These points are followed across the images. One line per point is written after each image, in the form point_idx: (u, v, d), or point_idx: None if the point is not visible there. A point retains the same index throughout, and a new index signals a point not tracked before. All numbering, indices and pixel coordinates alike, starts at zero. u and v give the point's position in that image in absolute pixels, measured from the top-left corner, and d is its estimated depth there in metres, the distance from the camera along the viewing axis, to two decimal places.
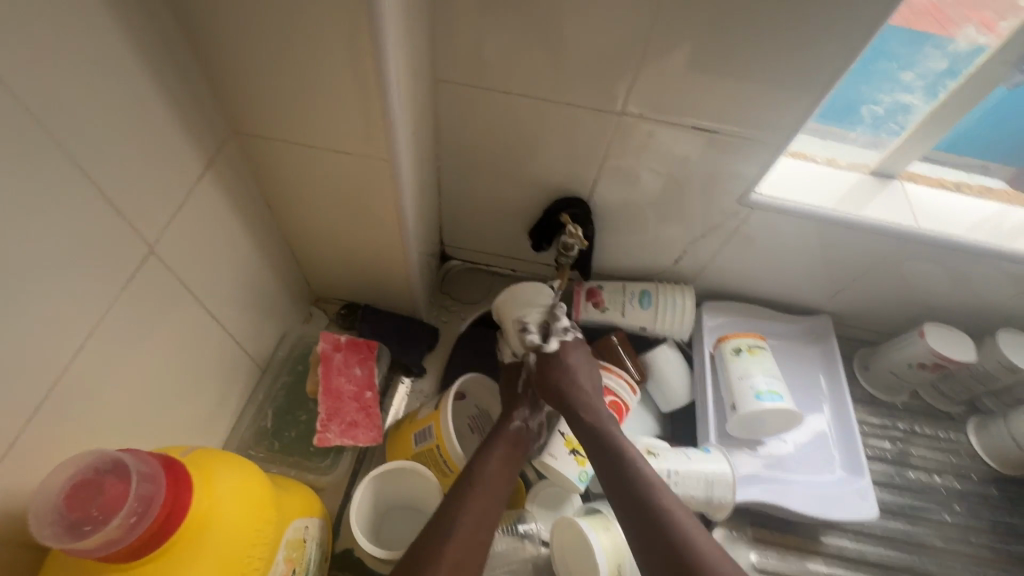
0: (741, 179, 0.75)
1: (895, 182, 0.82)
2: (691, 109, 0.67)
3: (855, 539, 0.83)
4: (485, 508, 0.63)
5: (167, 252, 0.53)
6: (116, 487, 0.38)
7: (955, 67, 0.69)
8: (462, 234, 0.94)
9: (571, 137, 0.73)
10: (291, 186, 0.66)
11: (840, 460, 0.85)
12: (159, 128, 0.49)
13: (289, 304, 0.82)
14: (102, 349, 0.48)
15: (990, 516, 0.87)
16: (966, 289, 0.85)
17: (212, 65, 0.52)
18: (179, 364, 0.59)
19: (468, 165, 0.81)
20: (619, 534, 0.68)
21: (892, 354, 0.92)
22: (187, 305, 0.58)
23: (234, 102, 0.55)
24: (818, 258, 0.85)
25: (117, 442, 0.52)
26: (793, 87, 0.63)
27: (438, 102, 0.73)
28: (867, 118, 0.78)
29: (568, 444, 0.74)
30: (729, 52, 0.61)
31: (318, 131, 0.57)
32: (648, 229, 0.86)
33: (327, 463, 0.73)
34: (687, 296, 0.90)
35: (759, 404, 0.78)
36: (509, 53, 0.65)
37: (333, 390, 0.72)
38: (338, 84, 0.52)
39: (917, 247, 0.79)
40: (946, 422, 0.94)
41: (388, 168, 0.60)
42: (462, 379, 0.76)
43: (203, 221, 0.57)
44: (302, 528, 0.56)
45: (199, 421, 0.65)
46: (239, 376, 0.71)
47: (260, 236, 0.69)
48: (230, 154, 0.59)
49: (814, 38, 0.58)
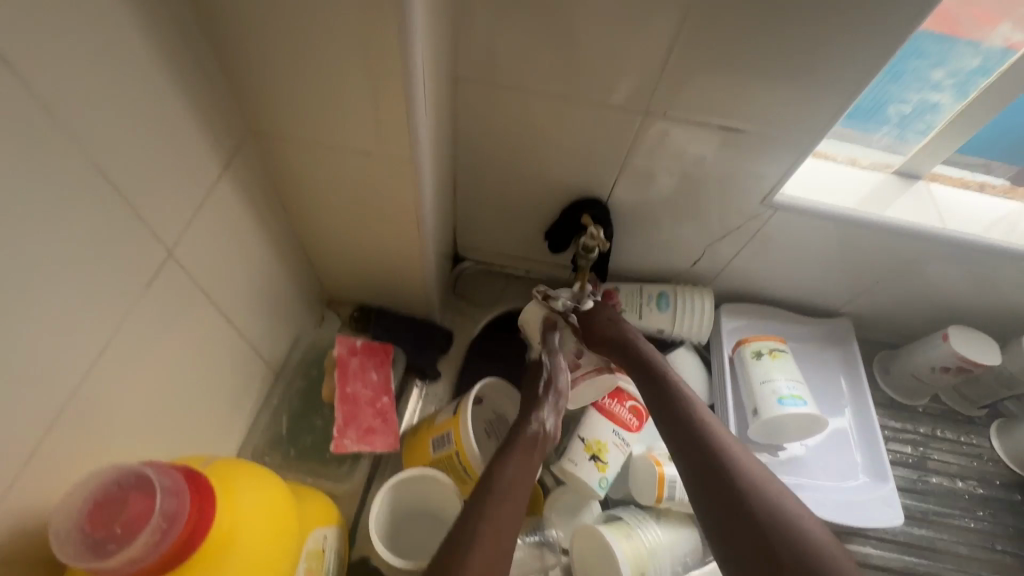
0: (765, 180, 0.73)
1: (919, 183, 0.80)
2: (718, 108, 0.65)
3: (878, 546, 0.82)
4: (511, 500, 0.59)
5: (185, 256, 0.52)
6: (139, 504, 0.37)
7: (988, 65, 0.67)
8: (476, 236, 0.93)
9: (592, 137, 0.72)
10: (308, 188, 0.64)
11: (863, 466, 0.84)
12: (178, 128, 0.47)
13: (303, 307, 0.80)
14: (119, 357, 0.47)
15: (1015, 522, 0.85)
16: (992, 291, 0.84)
17: (230, 63, 0.50)
18: (195, 370, 0.57)
19: (484, 166, 0.80)
20: (642, 542, 0.66)
21: (914, 357, 0.90)
22: (203, 310, 0.56)
23: (252, 101, 0.54)
24: (840, 260, 0.83)
25: (133, 452, 0.51)
26: (825, 85, 0.61)
27: (456, 101, 0.71)
28: (893, 117, 0.76)
29: (589, 450, 0.72)
30: (760, 50, 0.59)
31: (337, 131, 0.56)
32: (667, 230, 0.85)
33: (342, 470, 0.72)
34: (706, 299, 0.88)
35: (782, 409, 0.77)
36: (532, 50, 0.63)
37: (349, 395, 0.70)
38: (361, 82, 0.50)
39: (943, 249, 0.77)
40: (969, 426, 0.92)
41: (409, 168, 0.58)
42: (480, 384, 0.75)
43: (220, 224, 0.56)
44: (321, 538, 0.55)
45: (215, 429, 0.64)
46: (254, 382, 0.70)
47: (275, 239, 0.68)
48: (246, 155, 0.58)
49: (849, 35, 0.56)
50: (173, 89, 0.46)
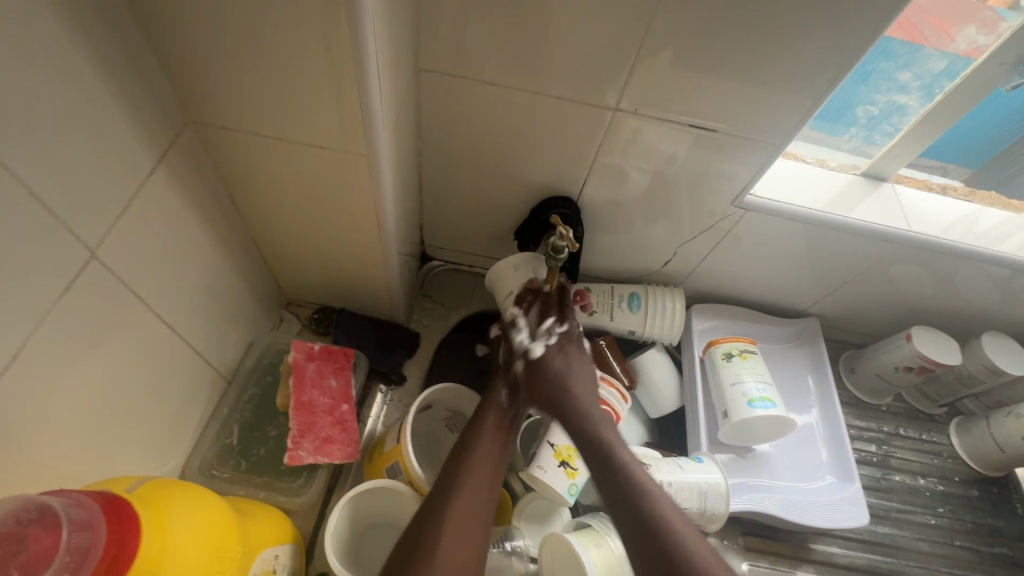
0: (734, 181, 0.72)
1: (885, 185, 0.81)
2: (688, 107, 0.64)
3: (844, 545, 0.82)
4: (478, 486, 0.62)
5: (113, 257, 0.47)
6: (42, 540, 0.33)
7: (953, 68, 0.68)
8: (444, 234, 0.90)
9: (561, 135, 0.70)
10: (258, 183, 0.60)
11: (830, 466, 0.84)
12: (102, 115, 0.43)
13: (257, 309, 0.76)
14: (34, 370, 0.42)
15: (972, 518, 0.87)
16: (952, 293, 0.85)
17: (165, 44, 0.46)
18: (129, 380, 0.53)
19: (451, 162, 0.77)
20: (611, 550, 0.65)
21: (879, 357, 0.91)
22: (138, 316, 0.52)
23: (190, 88, 0.50)
24: (807, 261, 0.84)
25: (53, 471, 0.46)
26: (795, 88, 0.60)
27: (420, 94, 0.68)
28: (861, 118, 0.76)
29: (558, 456, 0.70)
30: (730, 50, 0.58)
31: (287, 123, 0.52)
32: (637, 230, 0.83)
33: (298, 482, 0.68)
34: (676, 299, 0.86)
35: (752, 412, 0.76)
36: (496, 44, 0.60)
37: (306, 404, 0.67)
38: (309, 72, 0.47)
39: (907, 251, 0.78)
40: (928, 424, 0.94)
41: (367, 165, 0.55)
42: (425, 395, 0.70)
43: (157, 220, 0.52)
44: (271, 559, 0.52)
45: (155, 442, 0.59)
46: (200, 390, 0.65)
47: (223, 236, 0.63)
48: (186, 148, 0.53)
49: (819, 35, 0.55)
50: (98, 77, 0.42)
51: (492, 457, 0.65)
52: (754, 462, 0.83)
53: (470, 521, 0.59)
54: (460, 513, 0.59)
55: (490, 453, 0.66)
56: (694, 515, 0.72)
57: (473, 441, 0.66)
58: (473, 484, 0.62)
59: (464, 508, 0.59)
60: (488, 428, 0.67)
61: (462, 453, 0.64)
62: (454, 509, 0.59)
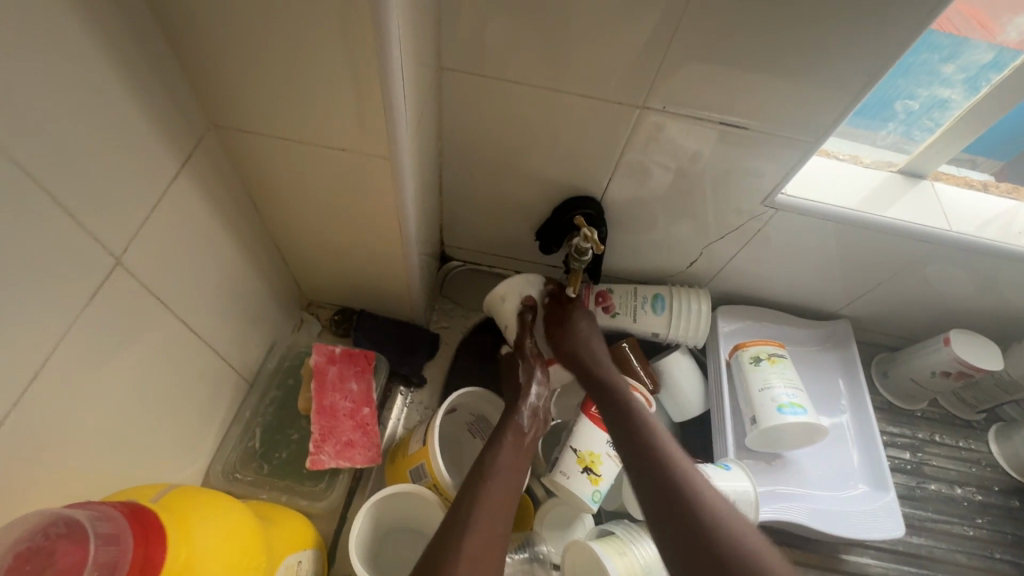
0: (765, 179, 0.70)
1: (924, 182, 0.77)
2: (719, 104, 0.61)
3: (877, 556, 0.79)
4: (495, 514, 0.58)
5: (136, 264, 0.47)
6: (69, 556, 0.33)
7: (1000, 59, 0.64)
8: (464, 235, 0.89)
9: (584, 133, 0.68)
10: (280, 186, 0.60)
11: (862, 474, 0.81)
12: (124, 120, 0.42)
13: (278, 311, 0.76)
14: (59, 378, 0.42)
15: (1013, 530, 0.83)
16: (994, 296, 0.82)
17: (185, 47, 0.45)
18: (153, 384, 0.53)
19: (472, 163, 0.75)
20: (636, 559, 0.63)
21: (914, 361, 0.88)
22: (161, 323, 0.52)
23: (212, 91, 0.49)
24: (839, 262, 0.81)
25: (79, 477, 0.46)
26: (831, 83, 0.58)
27: (441, 93, 0.66)
28: (900, 113, 0.73)
29: (582, 462, 0.69)
30: (764, 45, 0.55)
31: (308, 127, 0.51)
32: (663, 229, 0.81)
33: (319, 486, 0.68)
34: (702, 300, 0.84)
35: (781, 418, 0.74)
36: (519, 42, 0.59)
37: (327, 408, 0.66)
38: (332, 74, 0.46)
39: (948, 252, 0.75)
40: (965, 430, 0.91)
41: (388, 167, 0.54)
42: (452, 397, 0.69)
43: (179, 224, 0.51)
44: (295, 565, 0.51)
45: (179, 446, 0.60)
46: (222, 393, 0.65)
47: (245, 239, 0.63)
48: (207, 152, 0.53)
49: (861, 26, 0.53)
50: (121, 84, 0.41)
51: (510, 484, 0.62)
52: (782, 469, 0.81)
53: (493, 538, 0.56)
54: (482, 528, 0.56)
55: (507, 480, 0.62)
56: None
57: (489, 465, 0.62)
58: (488, 510, 0.58)
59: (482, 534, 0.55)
60: (504, 450, 0.64)
61: (478, 472, 0.61)
62: (471, 535, 0.54)
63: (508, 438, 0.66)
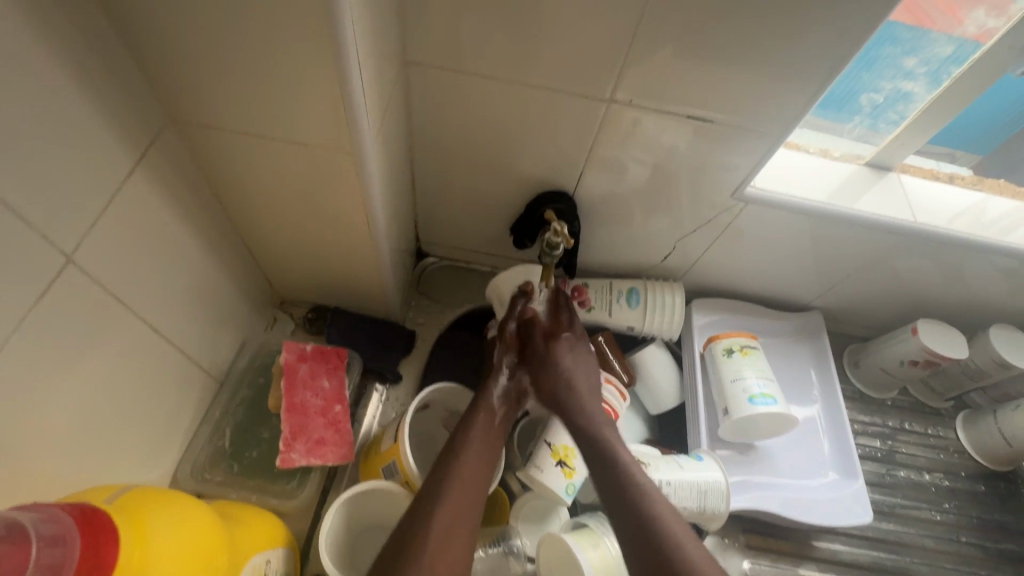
0: (735, 172, 0.70)
1: (890, 175, 0.79)
2: (686, 97, 0.62)
3: (848, 542, 0.81)
4: (469, 484, 0.61)
5: (91, 262, 0.46)
6: (11, 557, 0.31)
7: (960, 53, 0.66)
8: (439, 230, 0.89)
9: (554, 127, 0.68)
10: (244, 182, 0.59)
11: (833, 462, 0.83)
12: (73, 115, 0.42)
13: (248, 309, 0.75)
14: (10, 380, 0.41)
15: (979, 514, 0.86)
16: (960, 286, 0.83)
17: (138, 40, 0.45)
18: (115, 385, 0.52)
19: (444, 158, 0.75)
20: (609, 551, 0.64)
21: (884, 351, 0.90)
22: (121, 322, 0.51)
23: (168, 85, 0.48)
24: (810, 254, 0.82)
25: (36, 481, 0.46)
26: (794, 76, 0.58)
27: (409, 88, 0.66)
28: (866, 106, 0.74)
29: (556, 455, 0.69)
30: (727, 38, 0.56)
31: (269, 121, 0.51)
32: (637, 223, 0.81)
33: (292, 485, 0.67)
34: (676, 294, 0.85)
35: (753, 408, 0.75)
36: (485, 36, 0.59)
37: (298, 406, 0.66)
38: (291, 68, 0.45)
39: (914, 243, 0.76)
40: (935, 418, 0.93)
41: (353, 162, 0.54)
42: (424, 394, 0.69)
43: (137, 222, 0.50)
44: (262, 565, 0.51)
45: (145, 447, 0.59)
46: (190, 393, 0.64)
47: (210, 236, 0.62)
48: (165, 149, 0.52)
49: (821, 19, 0.53)
50: (69, 77, 0.40)
51: (481, 458, 0.64)
52: (755, 458, 0.82)
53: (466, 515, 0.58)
54: (452, 504, 0.58)
55: (480, 455, 0.64)
56: (694, 514, 0.71)
57: (462, 442, 0.64)
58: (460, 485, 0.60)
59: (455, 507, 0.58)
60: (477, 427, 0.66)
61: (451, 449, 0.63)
62: (443, 508, 0.57)
63: (482, 416, 0.68)
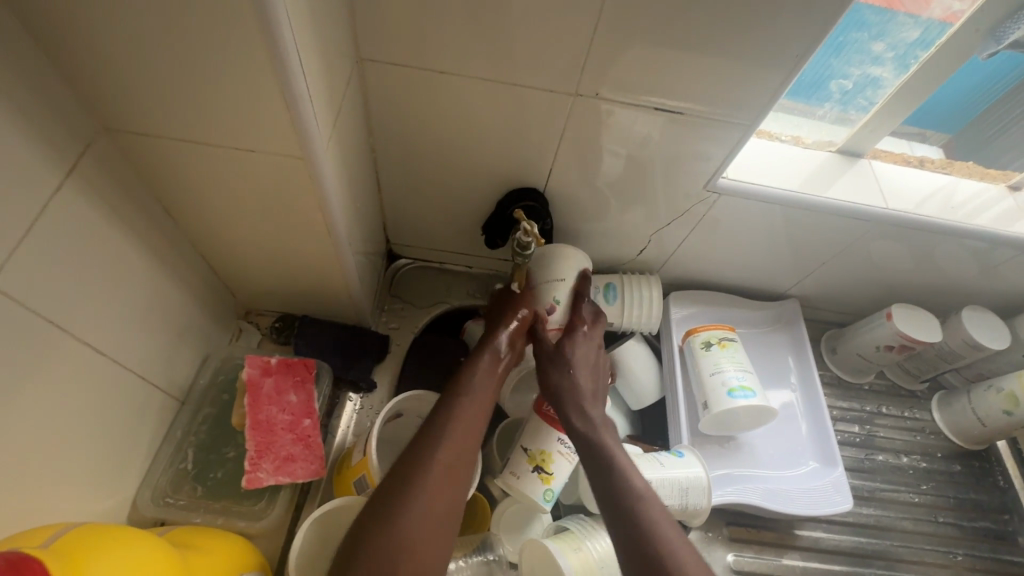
0: (709, 162, 0.69)
1: (861, 161, 0.78)
2: (652, 88, 0.60)
3: (830, 529, 0.81)
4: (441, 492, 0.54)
5: (24, 285, 0.43)
6: None
7: (927, 37, 0.65)
8: (409, 232, 0.86)
9: (520, 123, 0.66)
10: (190, 192, 0.56)
11: (812, 451, 0.83)
12: None
13: (209, 322, 0.72)
14: None
15: (955, 494, 0.87)
16: (932, 269, 0.83)
17: (57, 44, 0.41)
18: (62, 413, 0.49)
19: (409, 157, 0.72)
20: (592, 554, 0.63)
21: (859, 337, 0.90)
22: (62, 347, 0.48)
23: (98, 93, 0.45)
24: (784, 243, 0.81)
25: None
26: (760, 64, 0.57)
27: (365, 85, 0.63)
28: (835, 93, 0.73)
29: (532, 461, 0.68)
30: (689, 26, 0.54)
31: (210, 127, 0.47)
32: (610, 217, 0.80)
33: (258, 506, 0.65)
34: (653, 287, 0.84)
35: (732, 402, 0.74)
36: (440, 29, 0.56)
37: (263, 423, 0.63)
38: (228, 71, 0.42)
39: (886, 229, 0.76)
40: (911, 401, 0.94)
41: (304, 167, 0.51)
42: (393, 403, 0.68)
43: (72, 242, 0.47)
44: None
45: (100, 475, 0.56)
46: (147, 414, 0.61)
47: (160, 250, 0.59)
48: (101, 162, 0.49)
49: (783, 8, 0.52)
50: None
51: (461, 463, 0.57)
52: (736, 451, 0.82)
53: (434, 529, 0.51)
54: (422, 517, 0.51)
55: (455, 459, 0.57)
56: (677, 511, 0.71)
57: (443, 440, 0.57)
58: (433, 510, 0.52)
59: (427, 525, 0.51)
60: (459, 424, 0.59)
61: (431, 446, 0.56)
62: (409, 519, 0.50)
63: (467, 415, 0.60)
